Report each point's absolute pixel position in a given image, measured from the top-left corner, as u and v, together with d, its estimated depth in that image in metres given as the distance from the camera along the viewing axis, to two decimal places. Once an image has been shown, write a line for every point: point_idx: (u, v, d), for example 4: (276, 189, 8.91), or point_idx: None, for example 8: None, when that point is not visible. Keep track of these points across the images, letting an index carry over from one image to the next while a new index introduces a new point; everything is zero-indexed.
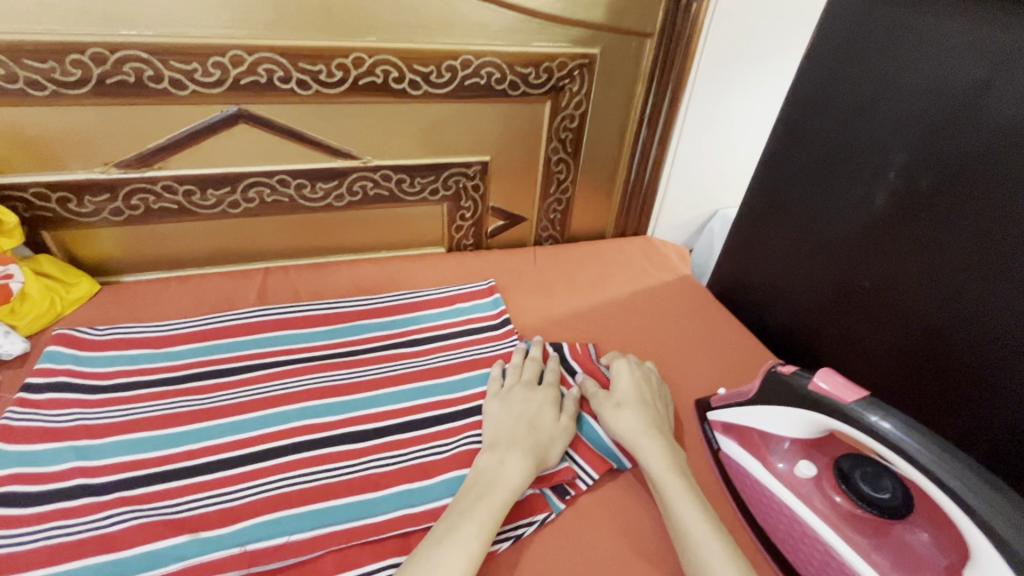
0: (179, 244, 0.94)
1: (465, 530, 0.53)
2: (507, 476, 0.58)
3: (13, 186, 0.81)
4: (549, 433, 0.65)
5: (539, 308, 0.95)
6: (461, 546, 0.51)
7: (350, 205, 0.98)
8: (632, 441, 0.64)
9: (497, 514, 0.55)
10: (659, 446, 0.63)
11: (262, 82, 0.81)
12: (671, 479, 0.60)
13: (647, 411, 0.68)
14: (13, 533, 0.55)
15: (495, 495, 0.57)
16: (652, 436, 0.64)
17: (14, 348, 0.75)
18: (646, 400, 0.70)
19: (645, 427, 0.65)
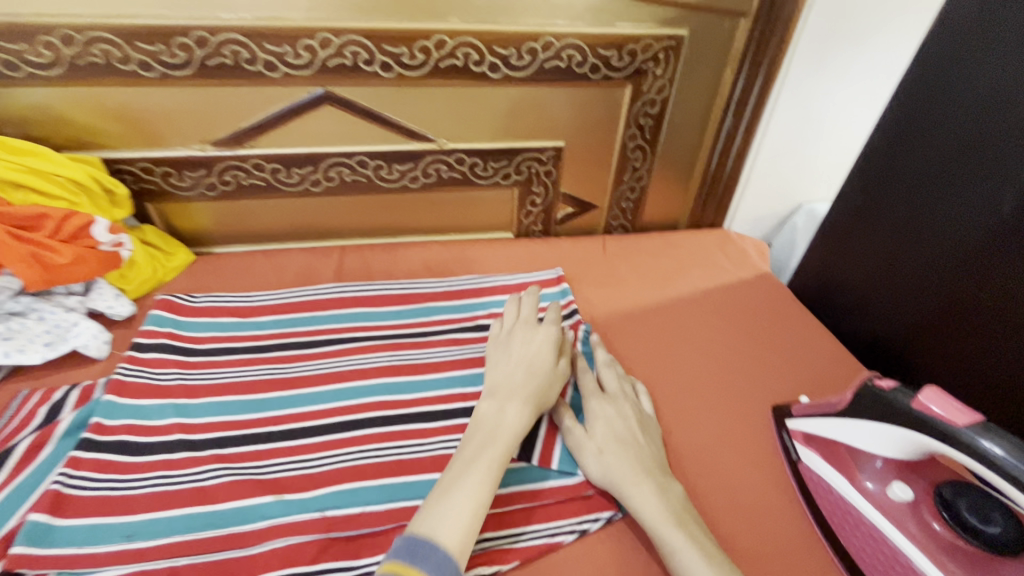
0: (264, 220, 0.99)
1: (468, 478, 0.53)
2: (508, 426, 0.59)
3: (125, 161, 0.88)
4: (542, 380, 0.65)
5: (607, 299, 0.93)
6: (466, 492, 0.52)
7: (424, 186, 0.99)
8: (619, 489, 0.58)
9: (500, 460, 0.56)
10: (647, 491, 0.57)
11: (348, 65, 0.83)
12: (669, 529, 0.54)
13: (635, 452, 0.61)
14: (125, 478, 0.60)
15: (498, 445, 0.57)
16: (637, 481, 0.58)
17: (123, 310, 0.82)
18: (628, 439, 0.62)
19: (629, 471, 0.59)
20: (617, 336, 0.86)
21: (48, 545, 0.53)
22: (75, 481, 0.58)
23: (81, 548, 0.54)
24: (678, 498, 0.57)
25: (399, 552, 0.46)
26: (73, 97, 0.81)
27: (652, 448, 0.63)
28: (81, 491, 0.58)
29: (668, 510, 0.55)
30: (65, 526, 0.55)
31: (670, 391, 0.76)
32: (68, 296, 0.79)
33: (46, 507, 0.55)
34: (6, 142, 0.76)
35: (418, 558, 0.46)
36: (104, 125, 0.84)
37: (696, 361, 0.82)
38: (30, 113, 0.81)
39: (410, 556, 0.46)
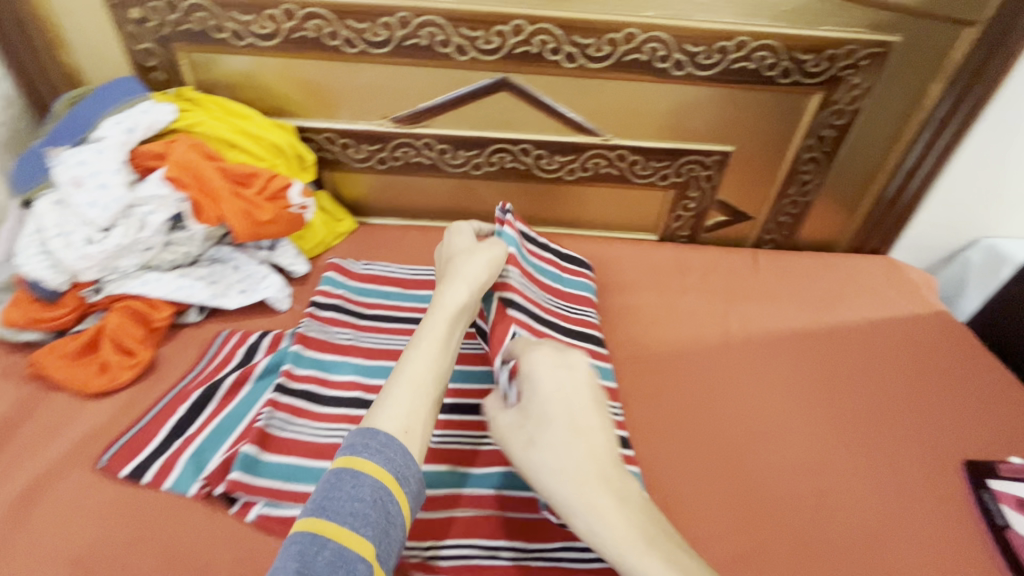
0: (420, 197, 1.03)
1: (413, 363, 0.51)
2: (442, 311, 0.57)
3: (311, 129, 0.94)
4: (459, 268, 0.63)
5: (760, 317, 0.89)
6: (410, 375, 0.50)
7: (579, 180, 0.98)
8: (557, 495, 0.45)
9: (449, 335, 0.55)
10: (594, 495, 0.44)
11: (534, 53, 0.83)
12: (639, 553, 0.41)
13: (571, 437, 0.47)
14: (316, 426, 0.66)
15: (442, 324, 0.55)
16: (613, 490, 0.44)
17: (300, 268, 0.88)
18: (578, 428, 0.47)
19: (551, 471, 0.46)
20: (773, 359, 0.82)
21: (259, 475, 0.59)
22: (277, 420, 0.64)
23: (283, 484, 0.59)
24: (642, 509, 0.44)
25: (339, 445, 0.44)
26: (281, 68, 0.88)
27: (610, 434, 0.48)
28: (281, 431, 0.63)
29: (624, 525, 0.43)
30: (269, 461, 0.60)
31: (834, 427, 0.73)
32: (257, 250, 0.86)
33: (255, 440, 0.61)
34: (232, 105, 0.86)
35: (354, 446, 0.43)
36: (300, 95, 0.91)
37: (860, 400, 0.77)
38: (240, 80, 0.89)
39: (347, 445, 0.44)
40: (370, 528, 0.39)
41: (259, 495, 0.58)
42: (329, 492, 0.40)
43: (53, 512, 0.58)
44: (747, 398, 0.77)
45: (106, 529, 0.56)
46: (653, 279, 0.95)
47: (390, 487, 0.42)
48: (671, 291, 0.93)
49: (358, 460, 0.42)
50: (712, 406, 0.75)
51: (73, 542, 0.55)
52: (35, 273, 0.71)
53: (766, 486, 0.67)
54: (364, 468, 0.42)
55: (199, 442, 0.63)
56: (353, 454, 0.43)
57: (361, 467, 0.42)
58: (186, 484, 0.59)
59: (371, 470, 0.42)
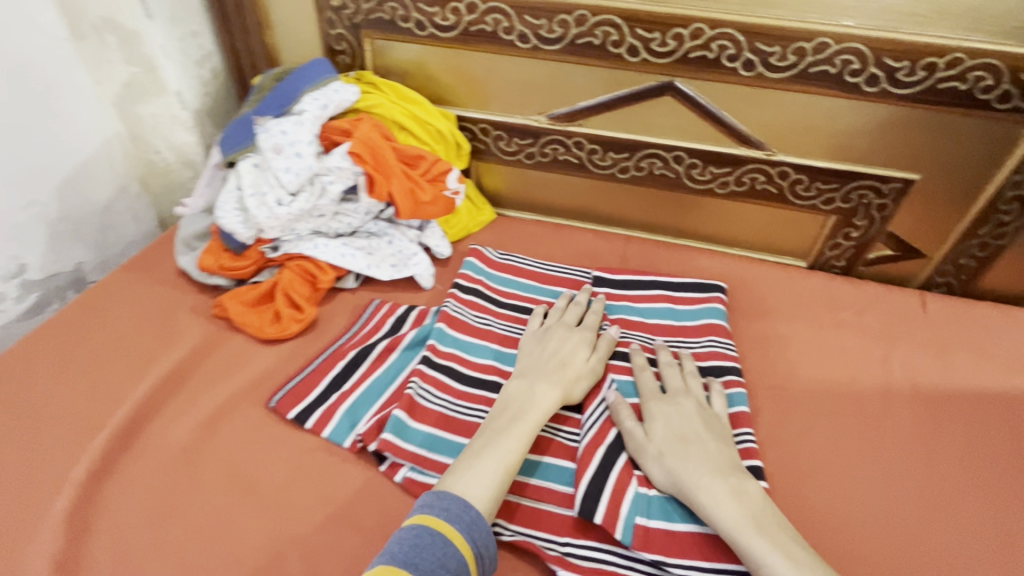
0: (560, 195, 1.03)
1: (502, 444, 0.56)
2: (542, 402, 0.61)
3: (469, 119, 0.98)
4: (568, 366, 0.66)
5: (930, 368, 0.79)
6: (499, 456, 0.55)
7: (731, 194, 0.93)
8: (684, 485, 0.55)
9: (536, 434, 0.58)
10: (720, 491, 0.53)
11: (710, 58, 0.80)
12: (753, 535, 0.50)
13: (694, 444, 0.58)
14: (457, 403, 0.68)
15: (529, 421, 0.59)
16: (717, 478, 0.55)
17: (444, 250, 0.92)
18: (691, 436, 0.59)
19: (675, 457, 0.57)
20: (944, 419, 0.73)
21: (406, 439, 0.62)
22: (423, 391, 0.67)
23: (427, 452, 0.62)
24: (755, 500, 0.54)
25: (436, 506, 0.50)
26: (452, 59, 0.92)
27: (729, 449, 0.59)
28: (426, 402, 0.66)
29: (738, 509, 0.52)
30: (415, 427, 0.63)
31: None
32: (408, 228, 0.91)
33: (405, 407, 0.64)
34: (405, 91, 0.91)
35: (451, 516, 0.49)
36: (464, 87, 0.95)
37: None
38: (410, 67, 0.95)
39: (443, 512, 0.50)
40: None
41: (405, 457, 0.61)
42: (424, 550, 0.47)
43: (229, 438, 0.64)
44: (913, 455, 0.69)
45: (272, 462, 0.62)
46: (802, 309, 0.88)
47: (470, 562, 0.48)
48: (823, 325, 0.85)
49: (453, 531, 0.49)
50: (870, 457, 0.68)
51: (244, 468, 0.62)
52: (229, 226, 0.79)
53: (936, 558, 0.60)
54: (454, 539, 0.48)
55: (352, 400, 0.68)
56: (450, 523, 0.49)
57: (454, 538, 0.48)
58: (342, 436, 0.64)
59: (460, 543, 0.48)
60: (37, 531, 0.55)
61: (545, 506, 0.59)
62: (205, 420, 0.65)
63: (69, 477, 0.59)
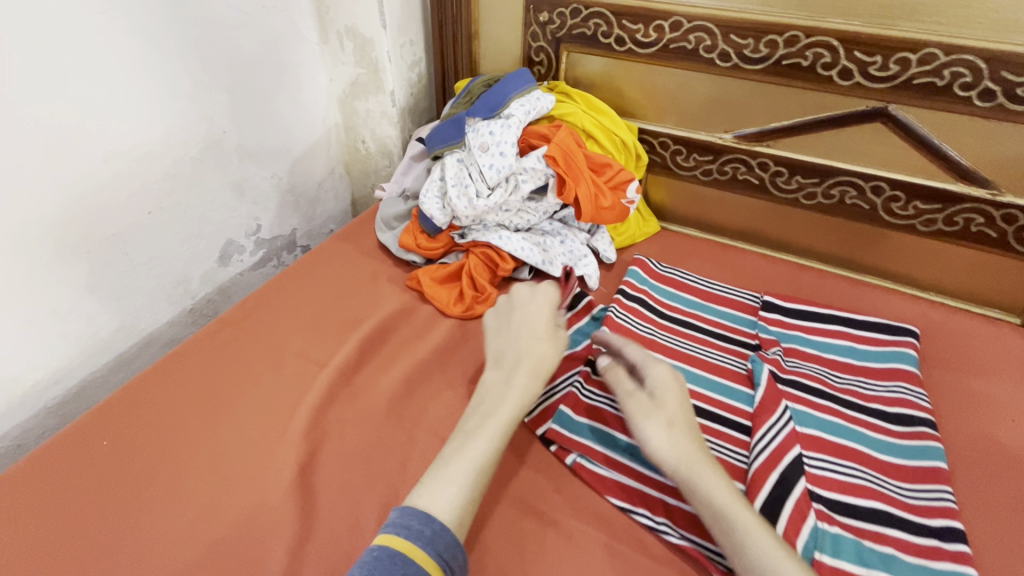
0: (731, 215, 1.01)
1: (473, 448, 0.58)
2: (512, 397, 0.63)
3: (649, 132, 1.00)
4: (542, 351, 0.67)
5: None
6: (471, 458, 0.57)
7: (936, 233, 0.85)
8: (686, 473, 0.56)
9: (506, 432, 0.60)
10: (714, 478, 0.55)
11: (938, 86, 0.75)
12: (752, 530, 0.52)
13: (694, 444, 0.58)
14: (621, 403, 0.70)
15: (502, 416, 0.61)
16: (717, 473, 0.56)
17: (611, 256, 0.96)
18: (685, 434, 0.59)
19: (692, 462, 0.56)
20: None
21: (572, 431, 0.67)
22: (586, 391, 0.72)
23: (594, 445, 0.66)
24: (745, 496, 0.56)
25: (396, 525, 0.52)
26: (644, 74, 0.95)
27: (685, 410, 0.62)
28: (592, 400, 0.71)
29: (739, 504, 0.54)
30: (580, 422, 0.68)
31: None
32: (580, 231, 0.96)
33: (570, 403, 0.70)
34: (595, 102, 0.96)
35: (412, 532, 0.51)
36: (651, 101, 0.97)
37: None
38: (598, 80, 1.00)
39: (404, 529, 0.51)
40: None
41: (573, 447, 0.66)
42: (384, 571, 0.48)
43: (423, 395, 0.74)
44: None
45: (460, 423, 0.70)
46: (1016, 370, 0.78)
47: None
48: None
49: (411, 547, 0.50)
50: None
51: (437, 424, 0.70)
52: (430, 211, 0.90)
53: None
54: (415, 555, 0.49)
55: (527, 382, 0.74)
56: (408, 540, 0.50)
57: (412, 553, 0.50)
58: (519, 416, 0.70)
59: (420, 558, 0.49)
60: (283, 442, 0.68)
61: None
62: (404, 377, 0.75)
63: (304, 403, 0.72)
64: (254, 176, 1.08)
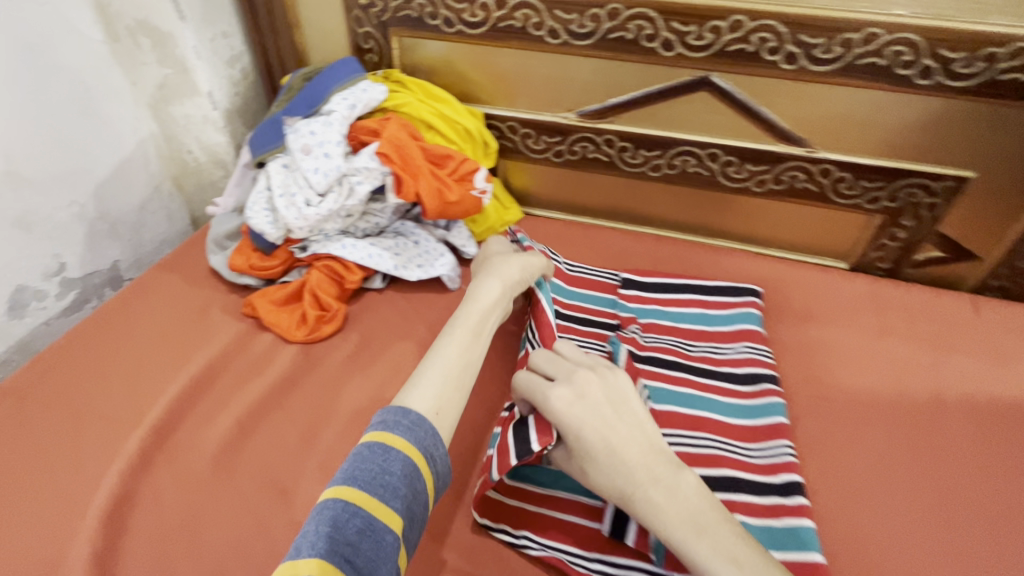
0: (588, 194, 1.01)
1: (445, 349, 0.59)
2: (480, 300, 0.65)
3: (497, 117, 0.96)
4: (510, 265, 0.70)
5: (976, 377, 0.75)
6: (442, 360, 0.58)
7: (769, 192, 0.89)
8: (615, 496, 0.50)
9: (476, 330, 0.62)
10: (642, 502, 0.48)
11: (749, 51, 0.77)
12: (687, 547, 0.46)
13: (618, 452, 0.50)
14: None
15: (471, 322, 0.63)
16: (644, 486, 0.49)
17: (471, 251, 0.91)
18: (607, 446, 0.51)
19: (619, 484, 0.50)
20: (988, 432, 0.69)
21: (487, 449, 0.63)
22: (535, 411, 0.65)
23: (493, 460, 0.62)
24: (687, 495, 0.48)
25: (374, 422, 0.51)
26: (480, 56, 0.91)
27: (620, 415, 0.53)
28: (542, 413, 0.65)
29: (676, 519, 0.47)
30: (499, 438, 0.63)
31: None
32: (435, 229, 0.90)
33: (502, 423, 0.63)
34: (432, 89, 0.90)
35: (388, 424, 0.50)
36: (493, 84, 0.93)
37: None
38: (437, 65, 0.94)
39: (382, 423, 0.50)
40: (398, 501, 0.45)
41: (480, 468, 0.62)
42: (363, 461, 0.47)
43: (261, 438, 0.65)
44: (965, 471, 0.65)
45: (305, 465, 0.63)
46: (844, 314, 0.84)
47: (417, 462, 0.49)
48: (868, 331, 0.81)
49: (388, 436, 0.49)
50: (911, 470, 0.65)
51: (278, 470, 0.62)
52: (259, 227, 0.80)
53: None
54: (394, 443, 0.49)
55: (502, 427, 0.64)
56: (385, 431, 0.50)
57: (390, 441, 0.49)
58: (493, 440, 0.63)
59: (399, 445, 0.49)
60: (79, 528, 0.56)
61: (568, 518, 0.57)
62: (237, 421, 0.66)
63: (108, 476, 0.60)
64: (41, 207, 0.90)
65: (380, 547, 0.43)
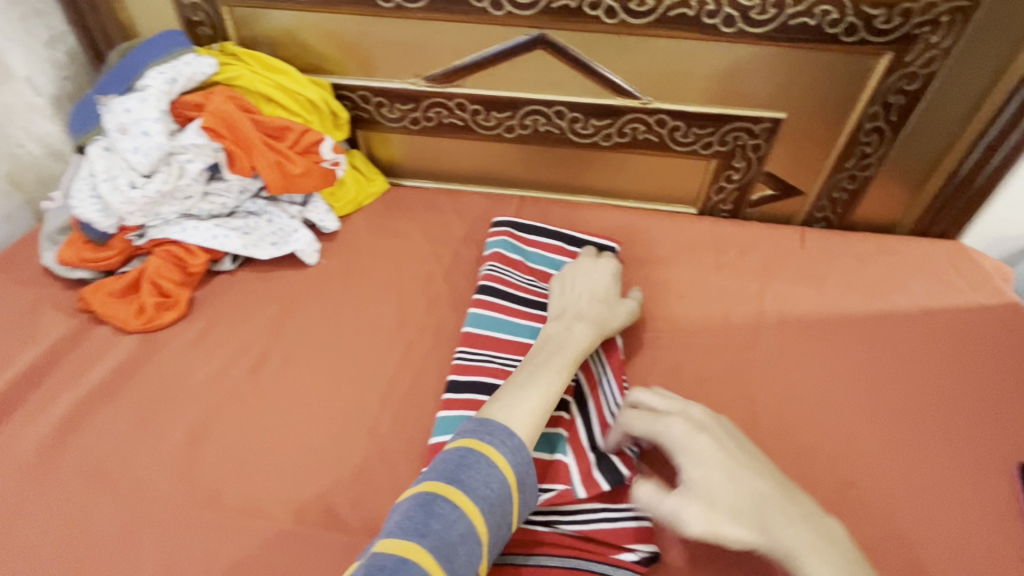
0: (451, 159, 1.01)
1: (546, 378, 0.57)
2: (578, 343, 0.63)
3: (346, 87, 0.94)
4: (604, 314, 0.69)
5: (795, 298, 0.84)
6: (542, 388, 0.55)
7: (615, 145, 0.94)
8: (752, 532, 0.48)
9: (569, 371, 0.60)
10: (787, 532, 0.47)
11: (572, 7, 0.79)
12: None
13: (758, 487, 0.49)
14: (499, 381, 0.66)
15: (569, 358, 0.61)
16: (787, 521, 0.48)
17: (330, 225, 0.89)
18: (743, 479, 0.50)
19: (758, 519, 0.48)
20: (800, 344, 0.78)
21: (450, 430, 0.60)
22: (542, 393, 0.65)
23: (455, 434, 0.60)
24: (832, 531, 0.48)
25: (473, 430, 0.50)
26: (317, 24, 0.88)
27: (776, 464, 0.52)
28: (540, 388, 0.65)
29: (831, 552, 0.46)
30: None
31: (852, 423, 0.70)
32: (290, 205, 0.88)
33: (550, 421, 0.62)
34: (268, 61, 0.87)
35: (488, 436, 0.49)
36: (336, 52, 0.91)
37: (891, 393, 0.73)
38: (277, 35, 0.91)
39: (488, 436, 0.49)
40: (493, 515, 0.46)
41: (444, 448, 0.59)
42: (465, 466, 0.47)
43: (90, 431, 0.63)
44: (778, 381, 0.73)
45: (139, 452, 0.61)
46: (686, 253, 0.90)
47: (512, 482, 0.48)
48: (706, 267, 0.88)
49: (491, 450, 0.48)
50: (731, 385, 0.72)
51: (108, 457, 0.60)
52: (85, 216, 0.75)
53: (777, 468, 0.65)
54: (495, 458, 0.48)
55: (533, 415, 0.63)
56: (483, 442, 0.49)
57: (491, 455, 0.48)
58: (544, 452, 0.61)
59: (495, 456, 0.48)
60: None
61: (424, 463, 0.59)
62: (64, 417, 0.63)
63: None
64: None
65: (471, 555, 0.43)
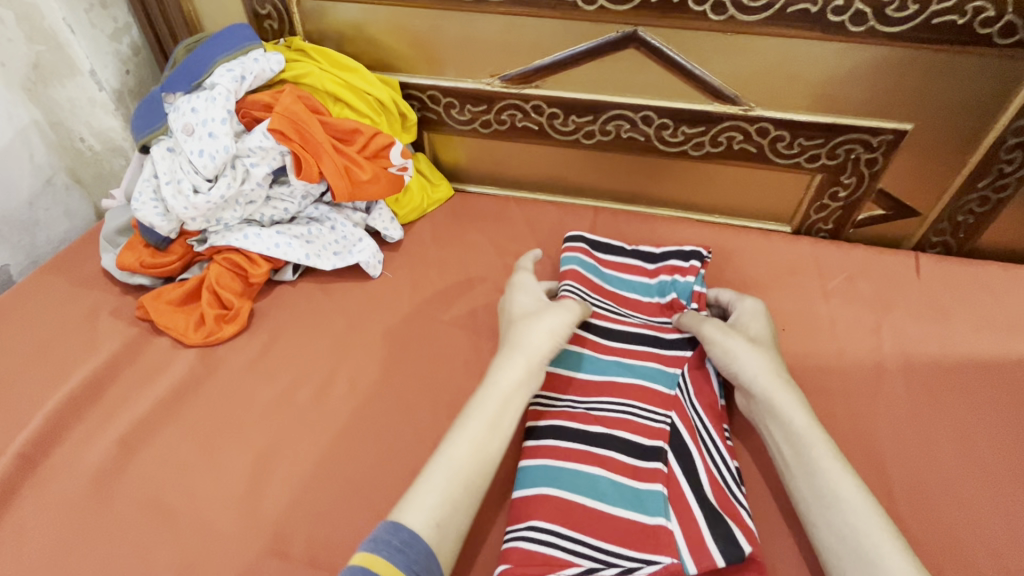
0: (521, 165, 0.94)
1: (447, 449, 0.51)
2: (491, 387, 0.55)
3: (415, 86, 0.88)
4: (528, 336, 0.58)
5: (917, 338, 0.73)
6: (443, 465, 0.49)
7: (707, 155, 0.85)
8: (767, 389, 0.57)
9: (479, 428, 0.52)
10: (795, 403, 0.55)
11: (675, 1, 0.71)
12: (824, 454, 0.51)
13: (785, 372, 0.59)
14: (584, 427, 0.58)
15: (476, 413, 0.53)
16: (791, 390, 0.56)
17: (395, 234, 0.84)
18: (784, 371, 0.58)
19: (779, 383, 0.57)
20: (927, 391, 0.68)
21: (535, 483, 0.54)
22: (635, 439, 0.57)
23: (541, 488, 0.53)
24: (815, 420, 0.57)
25: (371, 542, 0.44)
26: (389, 18, 0.82)
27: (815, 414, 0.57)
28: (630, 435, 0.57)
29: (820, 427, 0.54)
30: (573, 470, 0.55)
31: (999, 492, 0.59)
32: (354, 212, 0.83)
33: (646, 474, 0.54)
34: (337, 58, 0.81)
35: (386, 547, 0.43)
36: (407, 49, 0.85)
37: None
38: (346, 31, 0.85)
39: (381, 546, 0.43)
40: None
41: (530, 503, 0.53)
42: None
43: (147, 455, 0.59)
44: (905, 436, 0.64)
45: (198, 482, 0.56)
46: (785, 278, 0.81)
47: None
48: (809, 295, 0.78)
49: (390, 568, 0.42)
50: (850, 439, 0.63)
51: (166, 485, 0.56)
52: (147, 220, 0.71)
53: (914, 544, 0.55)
54: (391, 573, 0.42)
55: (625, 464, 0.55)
56: (387, 558, 0.43)
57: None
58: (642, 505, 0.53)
59: (392, 572, 0.42)
60: None
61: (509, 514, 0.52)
62: (122, 438, 0.59)
63: None
64: None
65: None
